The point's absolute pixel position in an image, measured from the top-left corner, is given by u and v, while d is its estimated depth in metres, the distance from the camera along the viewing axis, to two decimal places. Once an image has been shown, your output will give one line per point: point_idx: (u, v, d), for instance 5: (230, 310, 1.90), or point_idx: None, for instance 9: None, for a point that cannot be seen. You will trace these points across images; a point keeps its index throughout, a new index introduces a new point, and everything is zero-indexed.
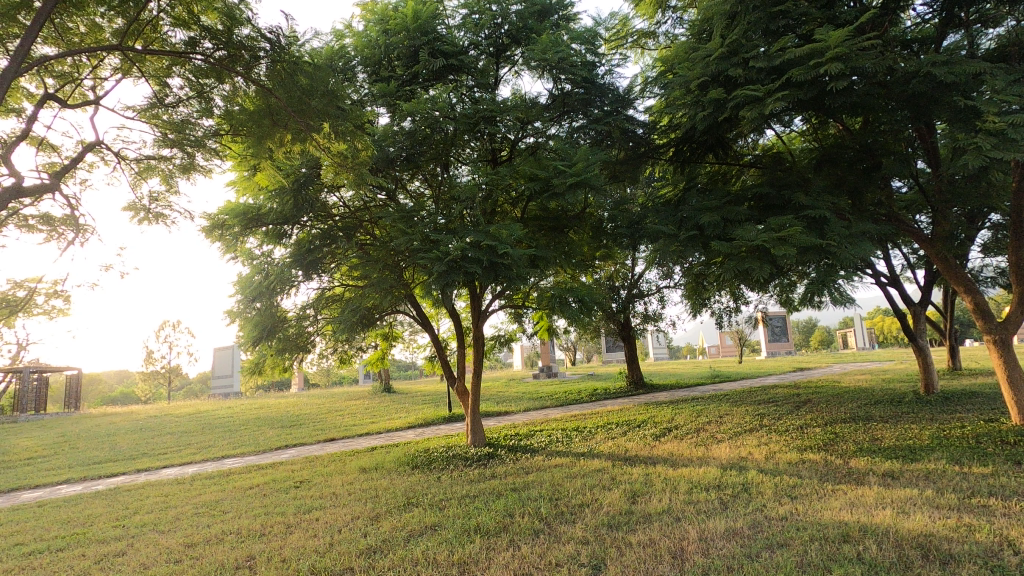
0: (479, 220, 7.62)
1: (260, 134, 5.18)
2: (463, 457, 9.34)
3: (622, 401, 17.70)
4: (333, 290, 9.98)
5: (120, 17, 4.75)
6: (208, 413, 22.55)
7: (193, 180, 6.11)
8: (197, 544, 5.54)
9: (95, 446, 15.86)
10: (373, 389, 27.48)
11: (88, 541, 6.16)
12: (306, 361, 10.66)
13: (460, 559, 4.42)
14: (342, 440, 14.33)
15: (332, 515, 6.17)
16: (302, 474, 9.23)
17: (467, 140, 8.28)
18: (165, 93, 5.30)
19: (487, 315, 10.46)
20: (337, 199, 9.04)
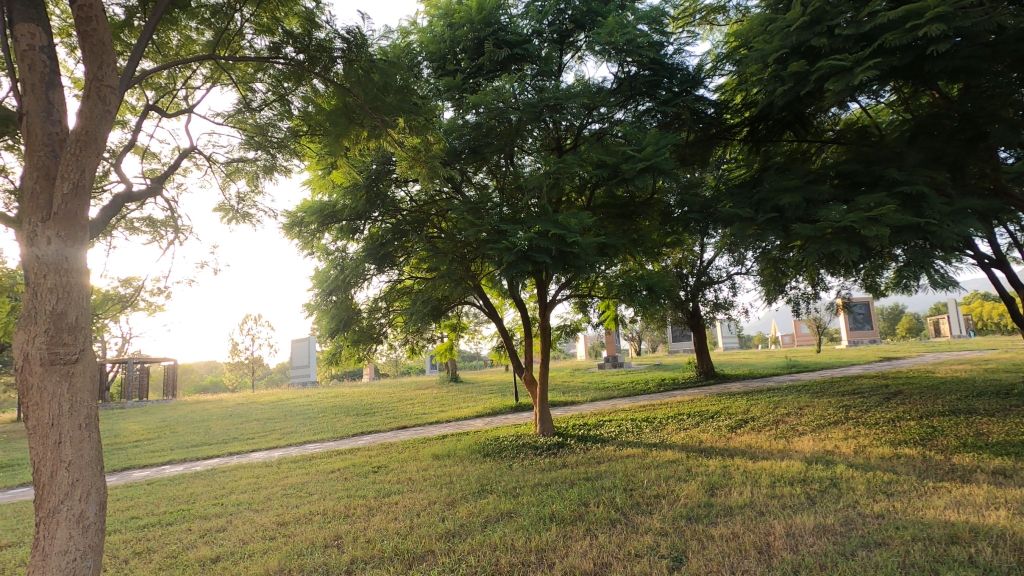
0: (546, 210, 7.59)
1: (338, 132, 5.37)
2: (533, 446, 9.41)
3: (693, 392, 17.20)
4: (403, 283, 10.29)
5: (210, 30, 5.12)
6: (290, 400, 23.99)
7: (275, 180, 6.40)
8: (287, 523, 5.89)
9: (192, 430, 17.24)
10: (441, 379, 28.17)
11: (192, 517, 6.71)
12: (379, 352, 11.07)
13: (538, 546, 4.46)
14: (413, 428, 14.81)
15: (410, 500, 6.39)
16: (379, 459, 9.62)
17: (532, 130, 8.27)
18: (250, 98, 5.61)
19: (554, 305, 10.45)
20: (405, 194, 9.27)
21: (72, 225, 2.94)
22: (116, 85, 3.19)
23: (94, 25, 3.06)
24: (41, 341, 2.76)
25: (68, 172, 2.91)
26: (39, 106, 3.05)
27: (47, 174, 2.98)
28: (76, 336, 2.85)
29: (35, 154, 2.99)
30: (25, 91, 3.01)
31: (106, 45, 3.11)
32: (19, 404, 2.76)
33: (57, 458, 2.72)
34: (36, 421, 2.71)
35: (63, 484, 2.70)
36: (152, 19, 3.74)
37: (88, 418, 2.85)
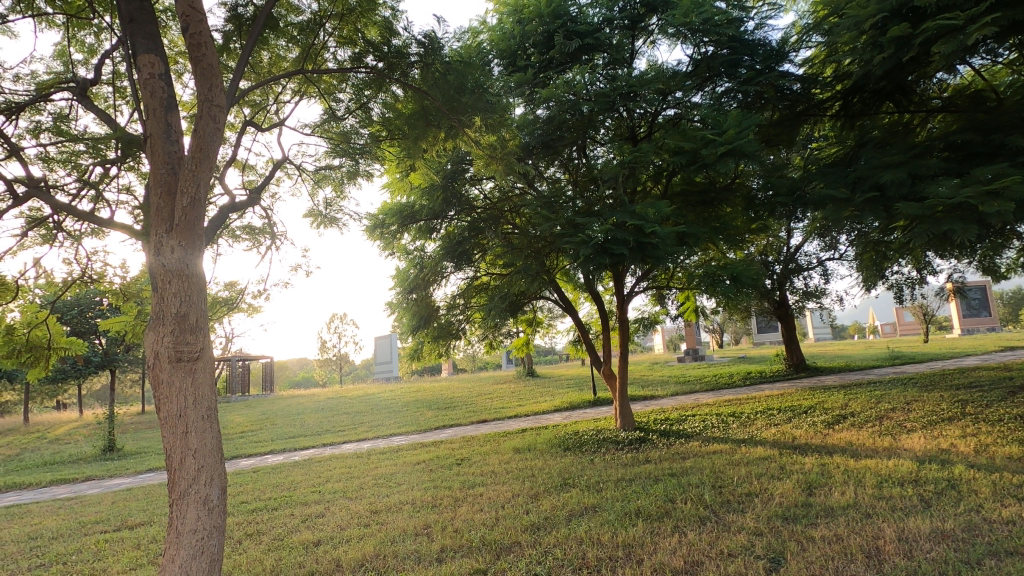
0: (622, 201, 7.44)
1: (416, 134, 5.51)
2: (614, 441, 9.30)
3: (783, 386, 16.30)
4: (479, 279, 10.48)
5: (298, 47, 5.48)
6: (376, 395, 25.16)
7: (358, 185, 6.68)
8: (380, 511, 6.19)
9: (289, 422, 18.50)
10: (518, 373, 28.47)
11: (294, 503, 7.20)
12: (458, 347, 11.34)
13: (624, 541, 4.41)
14: (493, 422, 15.09)
15: (494, 491, 6.53)
16: (462, 452, 9.88)
17: (604, 120, 8.15)
18: (334, 108, 5.91)
19: (631, 298, 10.25)
20: (479, 191, 9.43)
21: (191, 235, 3.22)
22: (223, 105, 3.44)
23: (204, 51, 3.32)
24: (168, 340, 3.06)
25: (187, 187, 3.20)
26: (160, 128, 3.36)
27: (168, 190, 3.28)
28: (197, 335, 3.14)
29: (158, 171, 3.30)
30: (148, 115, 3.32)
31: (214, 67, 3.37)
32: (152, 397, 3.07)
33: (185, 446, 3.00)
34: (167, 412, 3.02)
35: (191, 470, 2.97)
36: (252, 41, 4.01)
37: (209, 410, 3.12)
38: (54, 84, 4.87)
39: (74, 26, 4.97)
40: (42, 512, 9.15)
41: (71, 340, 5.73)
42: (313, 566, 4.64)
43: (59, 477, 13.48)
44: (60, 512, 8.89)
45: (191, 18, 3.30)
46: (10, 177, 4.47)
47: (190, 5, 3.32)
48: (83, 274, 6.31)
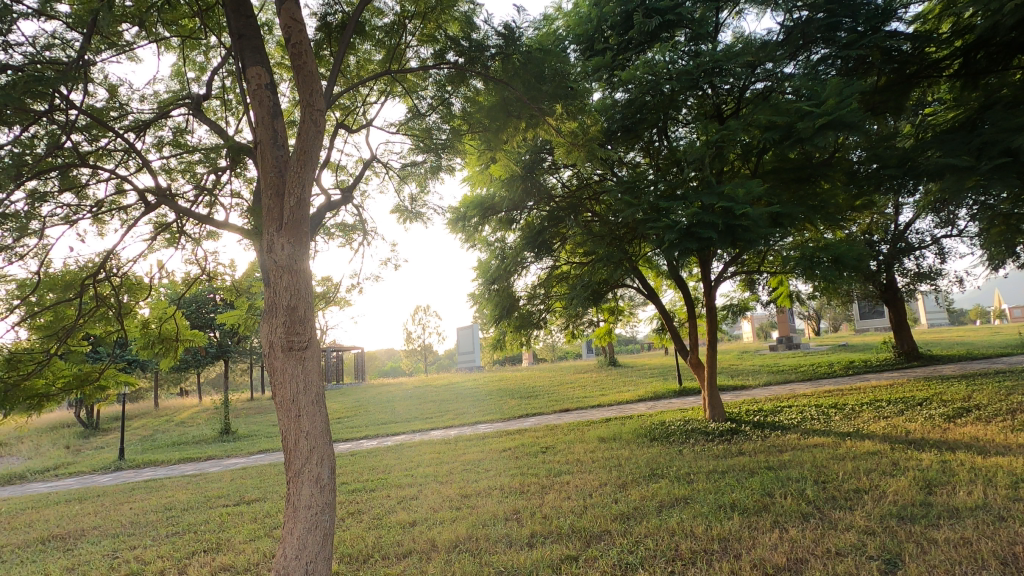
0: (708, 182, 7.11)
1: (497, 126, 5.52)
2: (704, 432, 9.00)
3: (892, 376, 15.01)
4: (559, 269, 10.46)
5: (383, 49, 5.77)
6: (460, 384, 25.90)
7: (442, 180, 6.81)
8: (470, 495, 6.39)
9: (380, 410, 19.49)
10: (599, 363, 28.23)
11: (390, 485, 7.60)
12: (540, 337, 11.41)
13: (720, 535, 4.27)
14: (576, 411, 15.08)
15: (580, 479, 6.55)
16: (546, 440, 9.96)
17: (687, 99, 7.85)
18: (418, 105, 6.06)
19: (720, 283, 9.82)
20: (557, 180, 9.43)
21: (299, 233, 3.44)
22: (323, 109, 3.63)
23: (304, 59, 3.52)
24: (281, 330, 3.31)
25: (294, 188, 3.42)
26: (268, 135, 3.62)
27: (277, 192, 3.53)
28: (305, 326, 3.36)
29: (268, 175, 3.56)
30: (258, 123, 3.58)
31: (314, 74, 3.56)
32: (268, 383, 3.35)
33: (298, 429, 3.24)
34: (282, 397, 3.28)
35: (304, 450, 3.21)
36: (345, 47, 4.21)
37: (318, 396, 3.35)
38: (173, 101, 5.35)
39: (187, 46, 5.42)
40: (174, 487, 10.26)
41: (195, 332, 6.29)
42: (410, 545, 4.88)
43: (187, 455, 15.08)
44: (189, 487, 9.95)
45: (293, 30, 3.52)
46: (142, 188, 4.99)
47: (291, 18, 3.55)
48: (202, 273, 6.92)
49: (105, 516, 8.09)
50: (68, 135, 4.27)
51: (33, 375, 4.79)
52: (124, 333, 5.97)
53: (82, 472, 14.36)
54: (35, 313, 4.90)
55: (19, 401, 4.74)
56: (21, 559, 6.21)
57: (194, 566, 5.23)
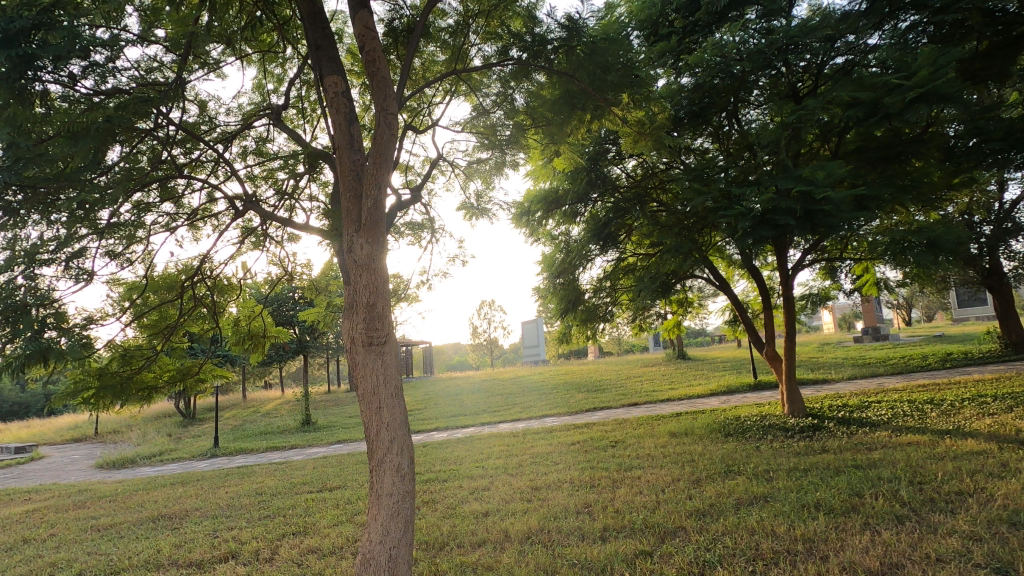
0: (785, 166, 6.76)
1: (561, 119, 5.52)
2: (782, 427, 8.60)
3: (996, 369, 13.72)
4: (625, 261, 10.30)
5: (448, 50, 5.89)
6: (527, 377, 26.10)
7: (506, 175, 6.86)
8: (540, 487, 6.45)
9: (449, 402, 19.99)
10: (668, 356, 27.57)
11: (462, 475, 7.80)
12: (606, 330, 11.30)
13: (804, 535, 4.09)
14: (644, 405, 14.82)
15: (652, 474, 6.45)
16: (615, 434, 9.87)
17: (759, 79, 7.49)
18: (482, 103, 6.14)
19: (798, 272, 9.31)
20: (621, 170, 9.31)
21: (376, 232, 3.58)
22: (397, 111, 3.75)
23: (378, 65, 3.67)
24: (362, 325, 3.47)
25: (370, 190, 3.57)
26: (345, 139, 3.79)
27: (355, 194, 3.70)
28: (384, 322, 3.50)
29: (346, 178, 3.72)
30: (335, 129, 3.76)
31: (386, 79, 3.69)
32: (351, 376, 3.53)
33: (379, 419, 3.39)
34: (364, 388, 3.44)
35: (385, 441, 3.35)
36: (413, 52, 4.33)
37: (397, 388, 3.49)
38: (256, 113, 5.70)
39: (267, 60, 5.74)
40: (264, 473, 11.01)
41: (279, 328, 6.70)
42: (484, 535, 5.00)
43: (273, 444, 16.12)
44: (277, 474, 10.64)
45: (366, 38, 3.66)
46: (231, 195, 5.36)
47: (365, 26, 3.70)
48: (284, 273, 7.35)
49: (205, 498, 8.81)
50: (167, 150, 4.64)
51: (143, 369, 5.27)
52: (218, 331, 6.46)
53: (184, 458, 15.70)
54: (144, 313, 5.39)
55: (133, 393, 5.26)
56: (137, 535, 6.89)
57: (284, 547, 5.60)
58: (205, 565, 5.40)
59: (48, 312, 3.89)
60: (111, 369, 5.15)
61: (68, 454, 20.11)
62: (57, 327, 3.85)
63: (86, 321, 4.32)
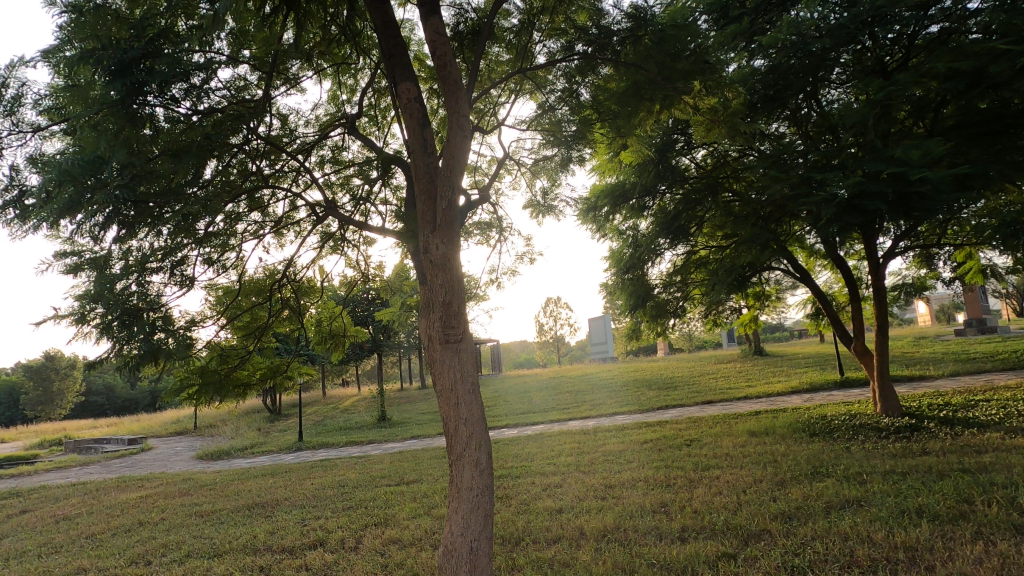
0: (873, 147, 6.31)
1: (629, 111, 5.38)
2: (875, 427, 8.04)
3: None
4: (697, 254, 9.97)
5: (513, 50, 5.94)
6: (595, 374, 25.86)
7: (572, 172, 6.81)
8: (614, 486, 6.37)
9: (519, 400, 20.16)
10: (744, 352, 26.44)
11: (534, 472, 7.85)
12: (677, 326, 11.02)
13: (904, 542, 3.82)
14: (720, 403, 14.31)
15: (732, 475, 6.21)
16: (690, 433, 9.58)
17: (841, 55, 7.03)
18: (547, 101, 6.11)
19: (891, 260, 8.65)
20: (690, 161, 9.05)
21: (451, 233, 3.66)
22: (468, 114, 3.82)
23: (448, 69, 3.75)
24: (439, 324, 3.57)
25: (444, 192, 3.65)
26: (419, 144, 3.88)
27: (430, 198, 3.79)
28: (460, 321, 3.58)
29: (421, 182, 3.83)
30: (410, 134, 3.87)
31: (458, 82, 3.77)
32: (430, 373, 3.64)
33: (457, 416, 3.47)
34: (442, 385, 3.54)
35: (465, 435, 3.43)
36: (481, 54, 4.41)
37: (473, 385, 3.55)
38: (332, 123, 5.96)
39: (341, 72, 5.99)
40: (345, 466, 11.56)
41: (358, 328, 7.01)
42: (559, 531, 5.01)
43: (353, 439, 16.89)
44: (358, 467, 11.14)
45: (438, 44, 3.77)
46: (313, 202, 5.66)
47: (436, 32, 3.80)
48: (360, 276, 7.67)
49: (294, 489, 9.37)
50: (255, 162, 4.97)
51: (238, 367, 5.68)
52: (303, 331, 6.84)
53: (273, 451, 16.76)
54: (238, 316, 5.80)
55: (230, 389, 5.68)
56: (236, 521, 7.44)
57: (368, 537, 5.86)
58: (297, 551, 5.76)
59: (158, 315, 4.27)
60: (210, 367, 5.58)
61: (173, 446, 21.99)
62: (165, 329, 4.21)
63: (189, 323, 4.70)
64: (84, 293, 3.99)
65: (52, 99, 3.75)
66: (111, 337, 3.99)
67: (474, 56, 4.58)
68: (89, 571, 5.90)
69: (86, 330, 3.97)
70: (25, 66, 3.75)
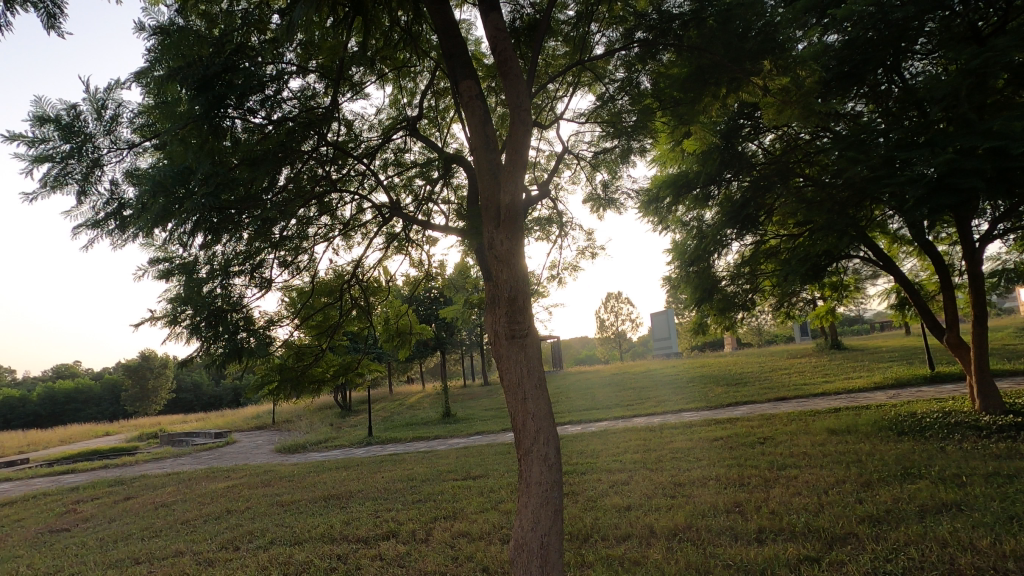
0: (966, 121, 5.80)
1: (692, 97, 5.27)
2: (974, 426, 7.39)
3: None
4: (767, 243, 9.52)
5: (570, 42, 5.88)
6: (659, 371, 25.31)
7: (633, 164, 6.66)
8: (684, 484, 6.20)
9: (581, 396, 20.05)
10: (820, 346, 25.07)
11: (600, 469, 7.76)
12: (746, 319, 10.59)
13: (1014, 551, 3.50)
14: (795, 400, 13.62)
15: (811, 474, 5.91)
16: (764, 431, 9.17)
17: (927, 24, 6.51)
18: (605, 92, 5.99)
19: (990, 244, 7.92)
20: (757, 146, 8.68)
21: (514, 228, 3.68)
22: (531, 107, 3.84)
23: (509, 64, 3.78)
24: (505, 319, 3.59)
25: (508, 187, 3.67)
26: (481, 140, 3.91)
27: (493, 193, 3.81)
28: (525, 315, 3.60)
29: (484, 178, 3.87)
30: (472, 131, 3.91)
31: (519, 76, 3.80)
32: (496, 368, 3.67)
33: (525, 410, 3.47)
34: (509, 379, 3.55)
35: (532, 430, 3.42)
36: (539, 49, 4.41)
37: (540, 379, 3.55)
38: (394, 125, 6.10)
39: (401, 76, 6.13)
40: (413, 461, 11.89)
41: (423, 326, 7.18)
42: (628, 529, 4.94)
43: (419, 434, 17.37)
44: (425, 462, 11.44)
45: (498, 40, 3.81)
46: (378, 204, 5.83)
47: (496, 27, 3.84)
48: (424, 275, 7.84)
49: (366, 482, 9.73)
50: (323, 167, 5.17)
51: (313, 365, 5.94)
52: (371, 329, 7.06)
53: (345, 445, 17.50)
54: (311, 316, 6.06)
55: (306, 385, 5.95)
56: (314, 511, 7.81)
57: (438, 530, 6.00)
58: (371, 542, 5.97)
59: (240, 315, 4.52)
60: (288, 364, 5.87)
61: (254, 440, 23.39)
62: (246, 328, 4.47)
63: (268, 323, 4.95)
64: (176, 295, 4.28)
65: (144, 117, 4.04)
66: (199, 337, 4.26)
67: (532, 51, 4.58)
68: (185, 554, 6.37)
69: (177, 330, 4.26)
70: (120, 87, 4.07)
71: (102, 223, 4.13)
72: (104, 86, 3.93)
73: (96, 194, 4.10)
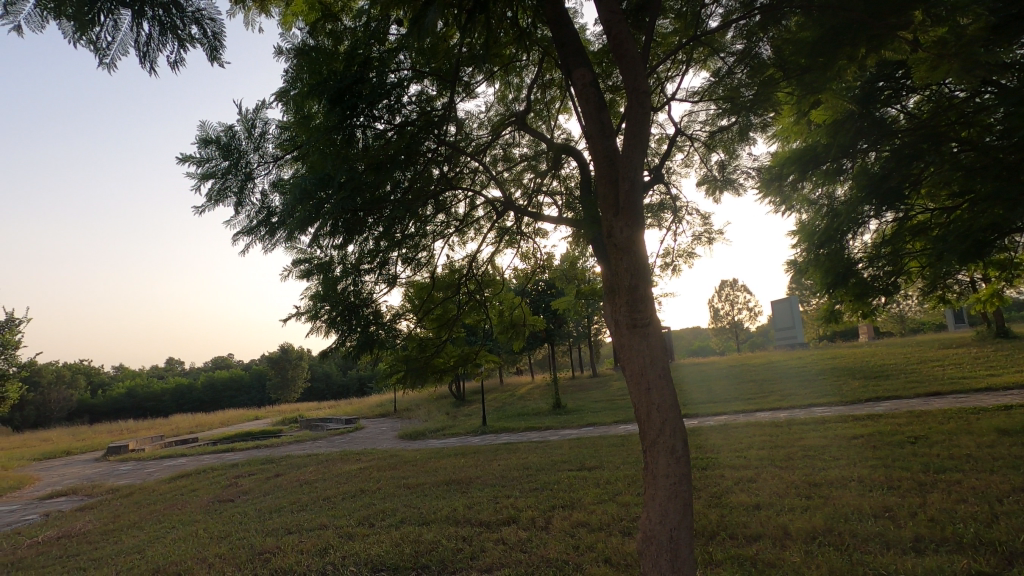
0: None
1: (823, 62, 4.80)
2: None
3: None
4: (913, 218, 8.48)
5: (682, 19, 5.62)
6: (784, 362, 23.56)
7: (754, 141, 6.24)
8: (821, 484, 5.73)
9: (697, 389, 19.24)
10: (981, 334, 21.88)
11: (722, 465, 7.41)
12: (889, 304, 9.51)
13: None
14: (951, 395, 12.04)
15: (978, 479, 5.20)
16: (914, 429, 8.20)
17: None
18: (721, 66, 5.65)
19: None
20: (898, 110, 7.74)
21: (634, 214, 3.59)
22: (648, 88, 3.72)
23: (625, 47, 3.70)
24: (625, 308, 3.54)
25: (626, 172, 3.59)
26: (596, 127, 3.86)
27: (610, 180, 3.74)
28: (646, 304, 3.51)
29: (599, 165, 3.81)
30: (587, 119, 3.86)
31: (636, 57, 3.71)
32: (618, 358, 3.64)
33: (648, 401, 3.39)
34: (631, 369, 3.50)
35: (657, 421, 3.34)
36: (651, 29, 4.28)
37: (665, 369, 3.45)
38: (503, 121, 6.20)
39: (509, 72, 6.18)
40: (528, 450, 12.14)
41: (536, 317, 7.29)
42: (759, 528, 4.66)
43: (532, 424, 17.70)
44: (539, 451, 11.62)
45: (613, 23, 3.74)
46: (492, 199, 5.98)
47: (610, 10, 3.76)
48: (534, 267, 7.93)
49: (484, 469, 10.11)
50: (440, 167, 5.39)
51: (434, 355, 6.28)
52: (487, 321, 7.27)
53: (462, 433, 18.26)
54: (431, 309, 6.36)
55: (429, 375, 6.29)
56: (438, 495, 8.26)
57: (557, 518, 6.08)
58: (494, 526, 6.20)
59: (370, 310, 4.88)
60: (412, 355, 6.22)
61: (379, 426, 25.19)
62: (376, 322, 4.81)
63: (394, 317, 5.27)
64: (316, 292, 4.72)
65: (285, 133, 4.48)
66: (337, 330, 4.66)
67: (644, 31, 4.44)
68: (329, 528, 7.03)
69: (317, 325, 4.68)
70: (266, 107, 4.53)
71: (254, 230, 4.64)
72: (254, 108, 4.39)
73: (250, 204, 4.62)
